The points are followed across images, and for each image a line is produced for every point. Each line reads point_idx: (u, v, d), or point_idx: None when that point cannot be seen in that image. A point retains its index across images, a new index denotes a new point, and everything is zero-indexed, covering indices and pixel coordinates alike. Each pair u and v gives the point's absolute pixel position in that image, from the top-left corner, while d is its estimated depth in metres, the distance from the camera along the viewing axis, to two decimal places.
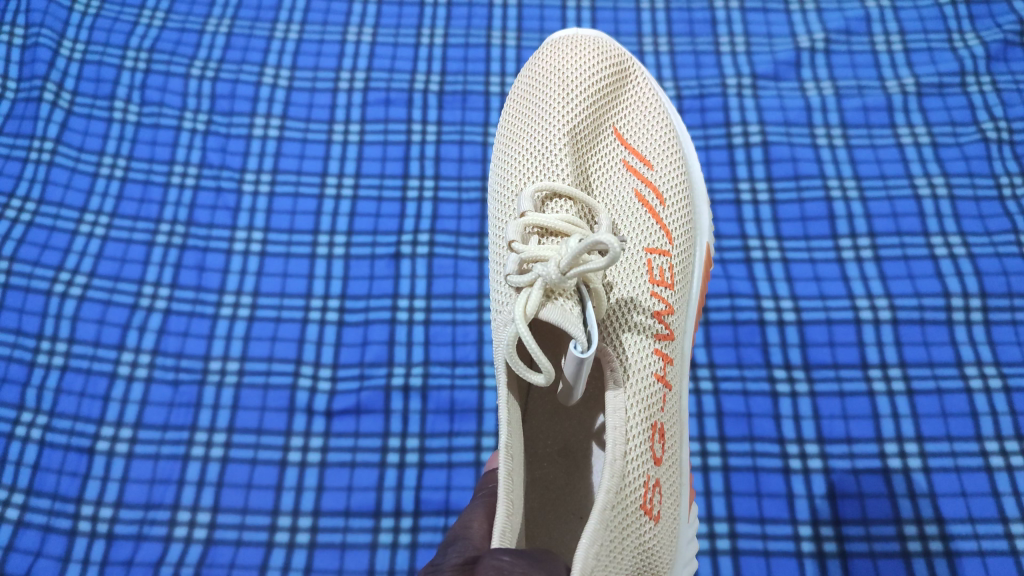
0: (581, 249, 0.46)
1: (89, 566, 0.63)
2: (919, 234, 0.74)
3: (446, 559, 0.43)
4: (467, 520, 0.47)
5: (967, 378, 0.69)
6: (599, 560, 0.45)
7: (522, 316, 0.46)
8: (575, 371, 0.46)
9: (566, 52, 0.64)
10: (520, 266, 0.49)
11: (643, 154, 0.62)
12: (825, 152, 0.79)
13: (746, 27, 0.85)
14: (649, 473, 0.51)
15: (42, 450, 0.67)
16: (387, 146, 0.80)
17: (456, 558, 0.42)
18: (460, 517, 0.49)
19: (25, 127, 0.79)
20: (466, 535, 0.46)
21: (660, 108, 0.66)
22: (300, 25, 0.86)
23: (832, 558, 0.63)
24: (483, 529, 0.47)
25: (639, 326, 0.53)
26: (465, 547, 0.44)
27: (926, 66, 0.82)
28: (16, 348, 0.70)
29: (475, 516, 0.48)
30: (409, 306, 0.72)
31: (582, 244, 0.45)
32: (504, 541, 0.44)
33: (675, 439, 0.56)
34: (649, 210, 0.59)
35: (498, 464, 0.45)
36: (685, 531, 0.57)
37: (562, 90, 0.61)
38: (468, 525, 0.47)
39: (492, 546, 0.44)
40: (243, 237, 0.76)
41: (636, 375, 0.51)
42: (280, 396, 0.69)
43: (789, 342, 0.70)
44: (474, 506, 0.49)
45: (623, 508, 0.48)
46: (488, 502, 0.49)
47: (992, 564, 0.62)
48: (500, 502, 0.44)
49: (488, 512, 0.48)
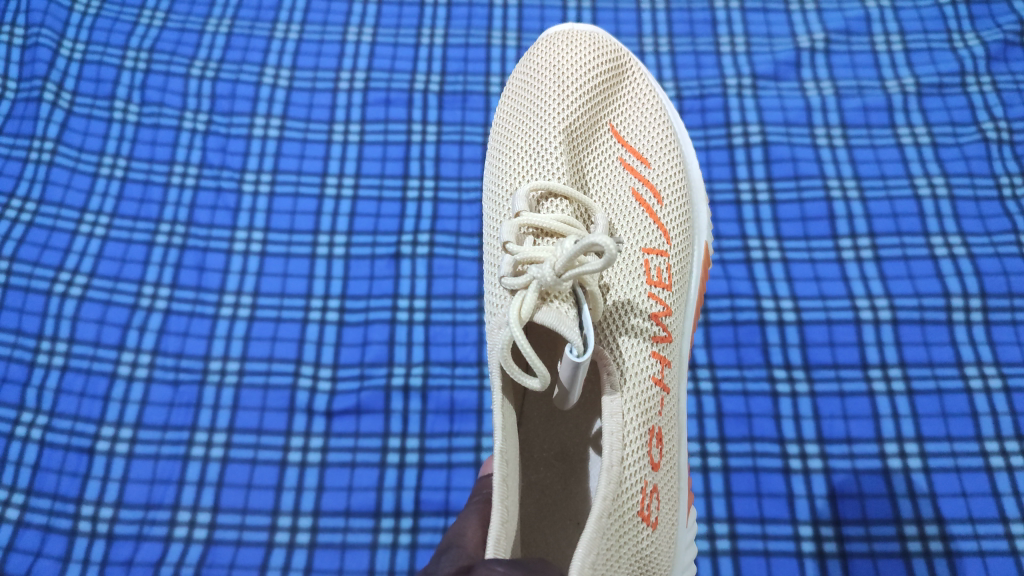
0: (577, 251, 0.45)
1: (89, 566, 0.63)
2: (920, 234, 0.74)
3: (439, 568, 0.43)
4: (460, 528, 0.47)
5: (967, 378, 0.69)
6: (596, 568, 0.45)
7: (517, 319, 0.46)
8: (571, 375, 0.46)
9: (562, 47, 0.64)
10: (514, 268, 0.50)
11: (640, 152, 0.62)
12: (826, 152, 0.79)
13: (746, 27, 0.85)
14: (646, 479, 0.51)
15: (42, 450, 0.67)
16: (387, 146, 0.80)
17: (449, 566, 0.43)
18: (453, 524, 0.48)
19: (25, 127, 0.79)
20: (460, 543, 0.45)
21: (658, 105, 0.66)
22: (300, 25, 0.86)
23: (832, 558, 0.63)
24: (477, 537, 0.46)
25: (636, 329, 0.53)
26: (459, 556, 0.44)
27: (927, 66, 0.82)
28: (16, 348, 0.70)
29: (468, 524, 0.47)
30: (409, 306, 0.72)
31: (577, 246, 0.45)
32: (498, 549, 0.44)
33: (673, 442, 0.56)
34: (646, 209, 0.59)
35: (493, 469, 0.45)
36: (683, 535, 0.57)
37: (557, 87, 0.61)
38: (461, 533, 0.46)
39: (487, 555, 0.43)
40: (243, 238, 0.76)
41: (633, 378, 0.51)
42: (279, 396, 0.69)
43: (788, 342, 0.70)
44: (469, 514, 0.49)
45: (620, 515, 0.48)
46: (481, 509, 0.49)
47: (992, 565, 0.62)
48: (495, 508, 0.44)
49: (482, 520, 0.48)
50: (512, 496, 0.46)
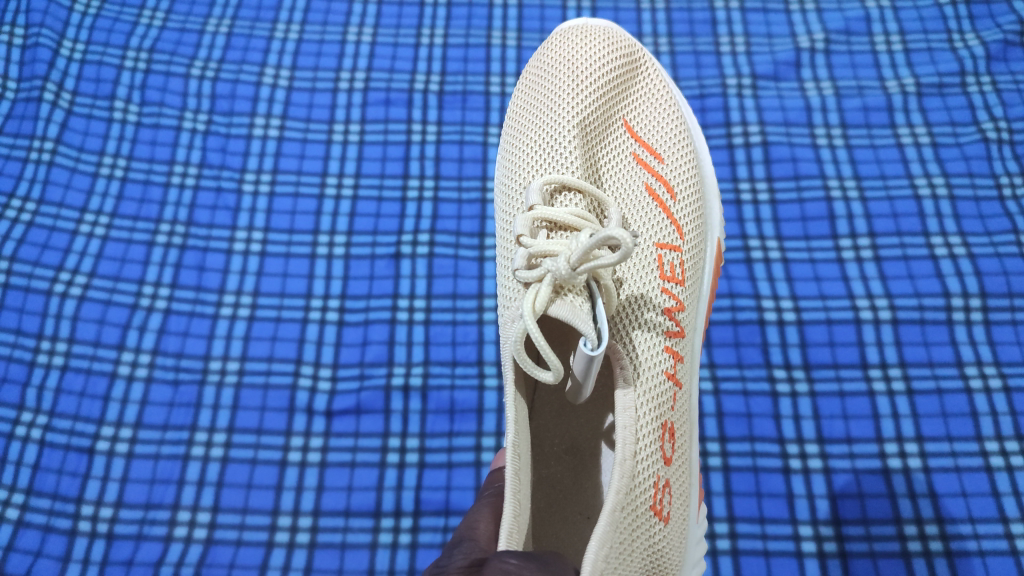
0: (593, 245, 0.45)
1: (89, 566, 0.63)
2: (919, 234, 0.74)
3: (451, 561, 0.43)
4: (472, 521, 0.48)
5: (967, 378, 0.69)
6: (608, 563, 0.45)
7: (530, 312, 0.46)
8: (585, 369, 0.46)
9: (576, 41, 0.64)
10: (529, 261, 0.49)
11: (654, 147, 0.62)
12: (825, 152, 0.79)
13: (746, 27, 0.85)
14: (659, 473, 0.51)
15: (42, 450, 0.67)
16: (387, 146, 0.80)
17: (462, 560, 0.43)
18: (466, 516, 0.49)
19: (25, 127, 0.79)
20: (473, 536, 0.46)
21: (671, 100, 0.66)
22: (300, 25, 0.86)
23: (832, 558, 0.63)
24: (489, 530, 0.47)
25: (650, 324, 0.53)
26: (471, 548, 0.44)
27: (927, 66, 0.82)
28: (16, 348, 0.70)
29: (481, 517, 0.48)
30: (409, 306, 0.72)
31: (593, 240, 0.45)
32: (511, 542, 0.43)
33: (685, 437, 0.56)
34: (659, 204, 0.59)
35: (505, 463, 0.45)
36: (694, 530, 0.57)
37: (571, 82, 0.61)
38: (474, 526, 0.47)
39: (499, 548, 0.43)
40: (243, 237, 0.76)
41: (647, 373, 0.51)
42: (280, 396, 0.69)
43: (789, 342, 0.70)
44: (480, 507, 0.49)
45: (632, 509, 0.47)
46: (493, 503, 0.50)
47: (992, 564, 0.62)
48: (507, 503, 0.44)
49: (495, 513, 0.49)
50: (524, 489, 0.46)
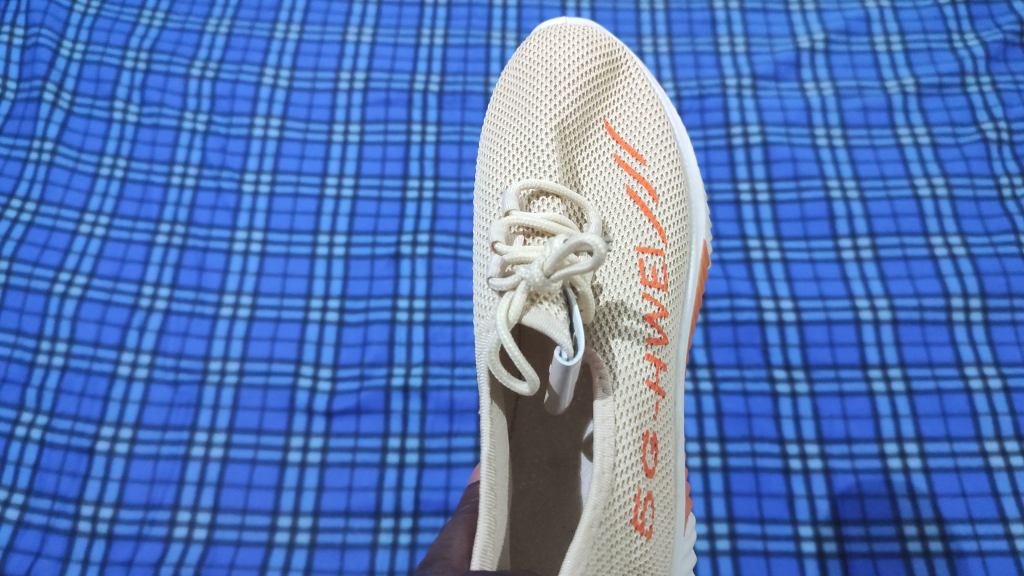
0: (566, 250, 0.45)
1: (89, 566, 0.63)
2: (919, 234, 0.74)
3: None
4: (446, 539, 0.47)
5: (967, 378, 0.69)
6: None
7: (504, 322, 0.46)
8: (561, 379, 0.46)
9: (554, 41, 0.64)
10: (502, 269, 0.50)
11: (635, 148, 0.62)
12: (825, 152, 0.79)
13: (746, 27, 0.85)
14: (640, 486, 0.51)
15: (42, 450, 0.67)
16: (387, 146, 0.80)
17: None
18: (440, 534, 0.49)
19: (25, 127, 0.79)
20: (446, 554, 0.45)
21: (653, 101, 0.66)
22: (300, 25, 0.86)
23: (832, 558, 0.63)
24: (463, 548, 0.47)
25: (629, 331, 0.53)
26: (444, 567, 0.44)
27: (926, 66, 0.82)
28: (17, 348, 0.70)
29: (455, 534, 0.48)
30: (409, 306, 0.72)
31: (565, 245, 0.45)
32: (484, 560, 0.44)
33: (669, 446, 0.56)
34: (641, 206, 0.59)
35: (480, 478, 0.46)
36: (681, 543, 0.57)
37: (550, 83, 0.61)
38: (448, 544, 0.47)
39: (474, 565, 0.43)
40: (242, 238, 0.76)
41: (625, 381, 0.51)
42: (279, 396, 0.69)
43: (788, 342, 0.70)
44: (456, 523, 0.49)
45: (611, 523, 0.48)
46: (469, 518, 0.49)
47: (992, 564, 0.62)
48: (482, 519, 0.44)
49: (470, 530, 0.48)
50: (500, 505, 0.46)
